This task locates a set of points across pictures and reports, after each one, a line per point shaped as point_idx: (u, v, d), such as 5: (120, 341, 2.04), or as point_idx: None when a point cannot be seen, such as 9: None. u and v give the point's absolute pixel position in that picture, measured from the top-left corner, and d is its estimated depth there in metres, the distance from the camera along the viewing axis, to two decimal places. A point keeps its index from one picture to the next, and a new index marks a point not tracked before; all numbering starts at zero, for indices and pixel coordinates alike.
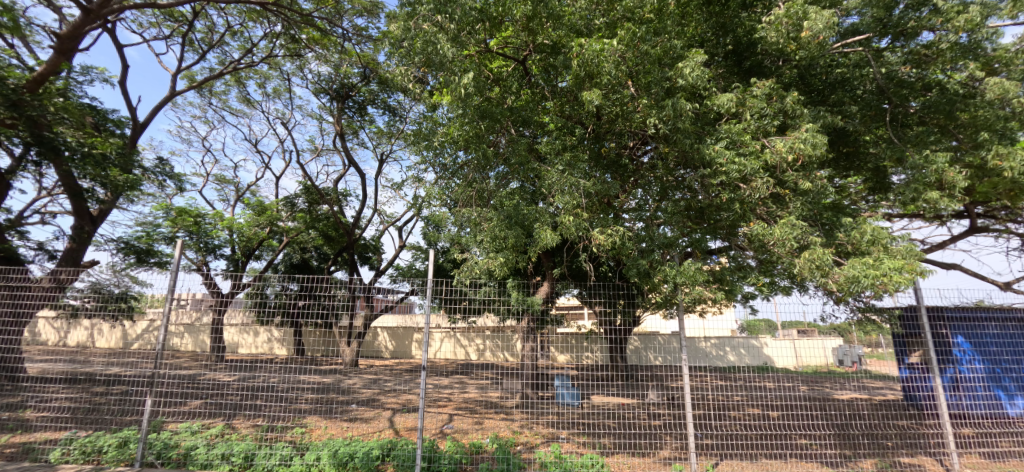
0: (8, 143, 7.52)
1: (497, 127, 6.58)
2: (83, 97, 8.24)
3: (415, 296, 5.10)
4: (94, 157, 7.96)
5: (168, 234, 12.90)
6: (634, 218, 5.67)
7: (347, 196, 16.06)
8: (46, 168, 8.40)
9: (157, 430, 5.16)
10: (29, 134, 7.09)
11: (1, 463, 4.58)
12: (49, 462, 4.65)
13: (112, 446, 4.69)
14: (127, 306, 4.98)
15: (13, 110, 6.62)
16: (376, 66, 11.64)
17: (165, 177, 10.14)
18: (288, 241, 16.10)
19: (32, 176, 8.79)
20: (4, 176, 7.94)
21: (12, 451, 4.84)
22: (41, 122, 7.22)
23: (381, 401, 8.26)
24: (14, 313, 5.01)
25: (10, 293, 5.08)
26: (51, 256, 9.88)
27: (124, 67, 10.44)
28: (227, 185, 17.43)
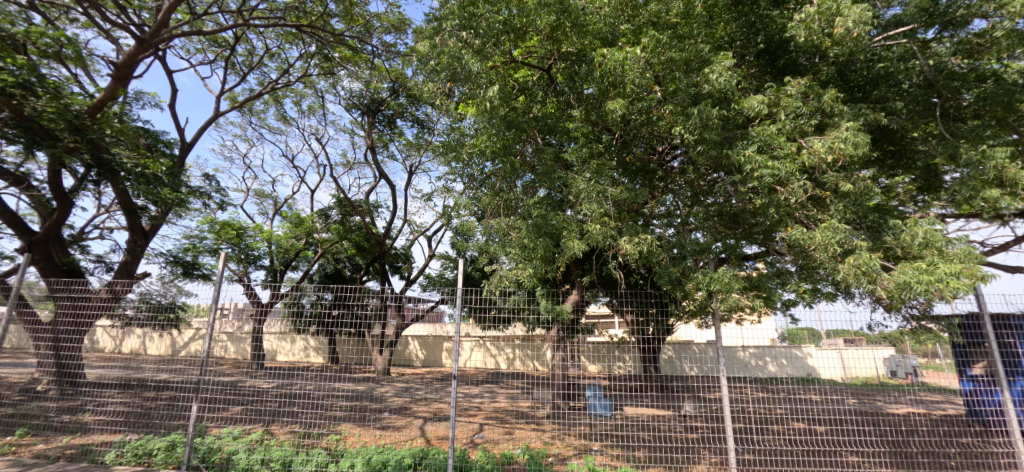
0: (70, 166, 8.11)
1: (524, 136, 6.68)
2: (136, 119, 8.76)
3: (444, 306, 5.15)
4: (147, 177, 8.57)
5: (213, 246, 13.49)
6: (664, 224, 5.54)
7: (378, 208, 16.43)
8: (104, 187, 8.98)
9: (201, 434, 5.37)
10: (91, 156, 7.62)
11: (62, 464, 4.86)
12: (104, 463, 4.88)
13: (161, 449, 4.92)
14: (176, 316, 5.30)
15: (76, 133, 7.14)
16: (404, 81, 11.91)
17: (211, 193, 10.70)
18: (323, 252, 16.62)
19: (91, 194, 9.38)
20: (68, 196, 8.52)
21: (72, 452, 5.14)
22: (100, 146, 7.76)
23: (413, 410, 8.30)
24: (75, 320, 5.34)
25: (72, 302, 5.39)
26: (109, 268, 10.53)
27: (173, 91, 11.08)
28: (266, 199, 18.24)
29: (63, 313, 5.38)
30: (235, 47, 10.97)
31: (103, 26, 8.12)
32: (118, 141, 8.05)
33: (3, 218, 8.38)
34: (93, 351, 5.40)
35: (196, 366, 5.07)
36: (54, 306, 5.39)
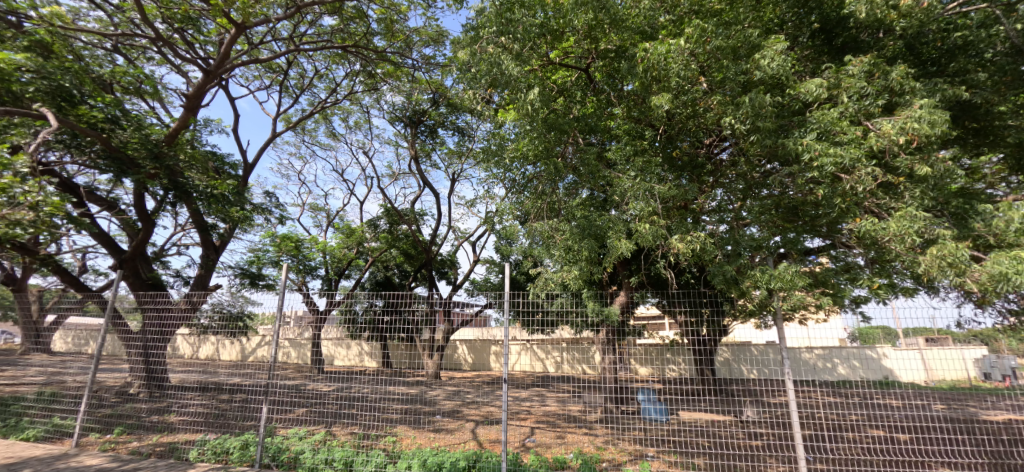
0: (152, 190, 8.87)
1: (566, 137, 6.63)
2: (205, 145, 9.47)
3: (491, 310, 5.21)
4: (216, 196, 9.23)
5: (275, 258, 14.31)
6: (716, 221, 5.38)
7: (424, 215, 16.82)
8: (180, 208, 9.73)
9: (270, 435, 5.69)
10: (168, 181, 8.34)
11: (153, 460, 5.30)
12: (188, 460, 5.27)
13: (236, 448, 5.23)
14: (244, 325, 5.73)
15: (156, 161, 7.93)
16: (444, 91, 12.17)
17: (272, 208, 11.37)
18: (373, 261, 17.24)
19: (170, 214, 10.20)
20: (151, 217, 9.30)
21: (161, 449, 5.59)
22: (175, 170, 8.45)
23: (464, 413, 8.41)
24: (160, 330, 5.81)
25: (157, 313, 5.86)
26: (186, 281, 11.39)
27: (235, 115, 11.90)
28: (320, 212, 19.17)
29: (149, 324, 5.87)
30: (287, 71, 11.63)
31: (174, 62, 8.85)
32: (191, 166, 8.86)
33: (99, 239, 9.28)
34: (177, 358, 5.86)
35: (264, 370, 5.38)
36: (142, 317, 5.89)
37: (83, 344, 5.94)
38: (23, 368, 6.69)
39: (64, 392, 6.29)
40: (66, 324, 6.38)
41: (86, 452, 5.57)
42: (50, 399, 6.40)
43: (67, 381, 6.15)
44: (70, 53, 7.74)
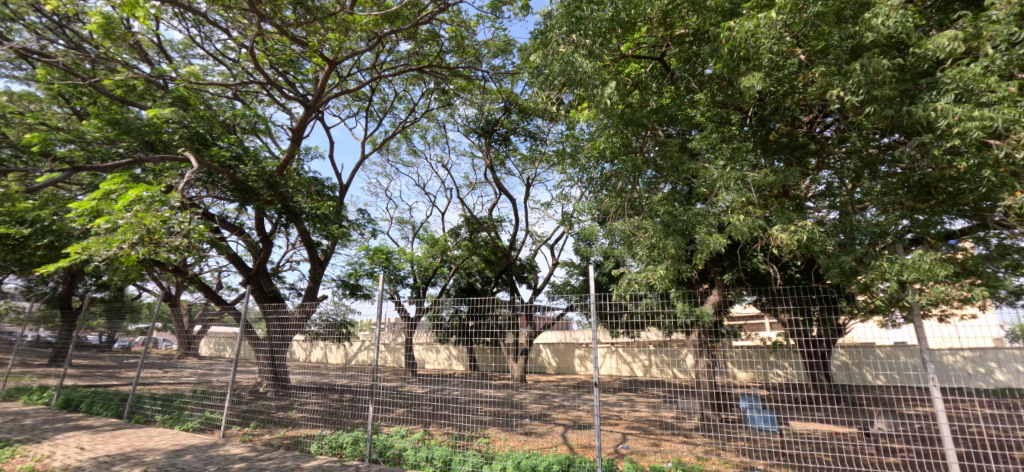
0: (267, 214, 9.99)
1: (644, 131, 6.36)
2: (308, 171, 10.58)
3: (573, 313, 5.15)
4: (320, 217, 10.21)
5: (369, 270, 15.36)
6: (825, 207, 4.85)
7: (501, 222, 17.10)
8: (291, 228, 10.81)
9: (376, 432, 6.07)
10: (282, 205, 9.51)
11: (281, 452, 5.91)
12: (309, 452, 5.80)
13: (349, 443, 5.68)
14: (348, 331, 6.14)
15: (272, 189, 9.32)
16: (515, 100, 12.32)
17: (364, 223, 12.24)
18: (456, 268, 17.88)
19: (283, 234, 11.38)
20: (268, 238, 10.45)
21: (287, 442, 6.26)
22: (287, 196, 9.56)
23: (552, 417, 8.36)
24: (282, 336, 6.58)
25: (279, 321, 6.66)
26: (298, 293, 12.61)
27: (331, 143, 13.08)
28: (406, 225, 20.30)
29: (274, 331, 6.69)
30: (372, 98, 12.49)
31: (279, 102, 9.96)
32: (298, 191, 10.25)
33: (230, 259, 10.60)
34: (295, 361, 6.65)
35: (367, 373, 5.81)
36: (268, 325, 6.77)
37: (222, 348, 6.81)
38: (177, 371, 7.83)
39: (211, 391, 7.25)
40: (213, 334, 7.25)
41: (227, 444, 6.32)
42: (201, 396, 7.32)
43: (211, 381, 7.07)
44: (197, 107, 9.42)
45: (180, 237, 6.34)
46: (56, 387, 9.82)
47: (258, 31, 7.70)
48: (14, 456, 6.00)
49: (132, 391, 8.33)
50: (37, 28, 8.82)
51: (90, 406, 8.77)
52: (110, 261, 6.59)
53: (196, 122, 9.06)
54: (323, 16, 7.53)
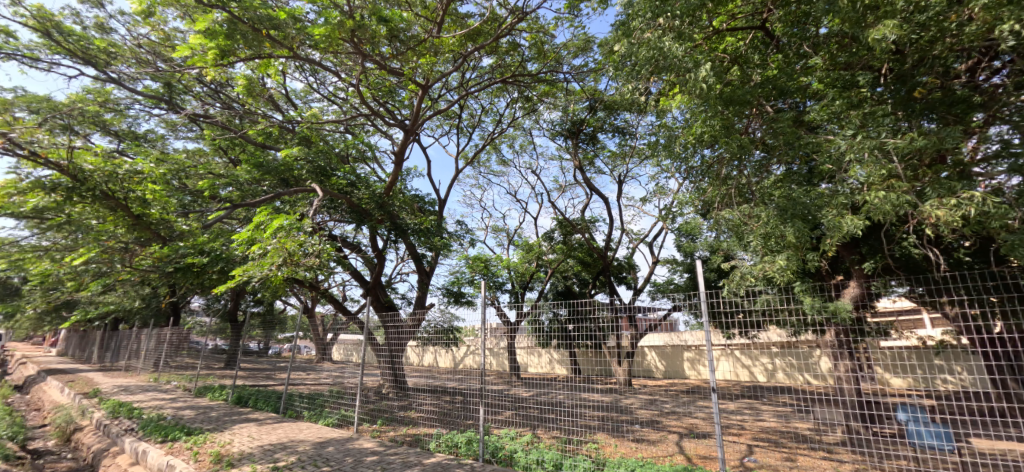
0: (379, 232, 10.89)
1: (747, 110, 5.71)
2: (411, 190, 11.43)
3: (680, 313, 4.76)
4: (424, 230, 10.90)
5: (470, 278, 15.95)
6: (1000, 171, 3.93)
7: (595, 222, 16.70)
8: (399, 243, 11.64)
9: (486, 433, 6.39)
10: (391, 224, 10.38)
11: (404, 450, 6.34)
12: (429, 450, 6.18)
13: (463, 442, 6.00)
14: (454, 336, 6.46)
15: (382, 209, 10.26)
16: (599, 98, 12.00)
17: (463, 233, 12.76)
18: (553, 272, 17.90)
19: (393, 249, 12.30)
20: (381, 253, 11.37)
21: (409, 439, 6.81)
22: (394, 213, 10.39)
23: (664, 424, 7.89)
24: (399, 341, 7.12)
25: (395, 329, 7.22)
26: (410, 302, 13.54)
27: (428, 161, 13.92)
28: (501, 232, 20.82)
29: (392, 338, 7.24)
30: (461, 113, 13.01)
31: (383, 130, 10.86)
32: (403, 209, 11.08)
33: (352, 274, 11.72)
34: (409, 365, 6.82)
35: (475, 376, 6.08)
36: (385, 333, 7.31)
37: (351, 353, 7.60)
38: (317, 373, 8.84)
39: (344, 391, 8.06)
40: (344, 340, 8.14)
41: (360, 439, 7.09)
42: (337, 395, 8.16)
43: (344, 382, 7.91)
44: (321, 143, 10.57)
45: (315, 257, 7.07)
46: (229, 387, 11.70)
47: (361, 70, 8.47)
48: (206, 441, 7.14)
49: (284, 390, 9.59)
50: (201, 95, 10.50)
51: (255, 402, 10.32)
52: (264, 279, 7.71)
53: (318, 155, 10.19)
54: (413, 46, 8.02)
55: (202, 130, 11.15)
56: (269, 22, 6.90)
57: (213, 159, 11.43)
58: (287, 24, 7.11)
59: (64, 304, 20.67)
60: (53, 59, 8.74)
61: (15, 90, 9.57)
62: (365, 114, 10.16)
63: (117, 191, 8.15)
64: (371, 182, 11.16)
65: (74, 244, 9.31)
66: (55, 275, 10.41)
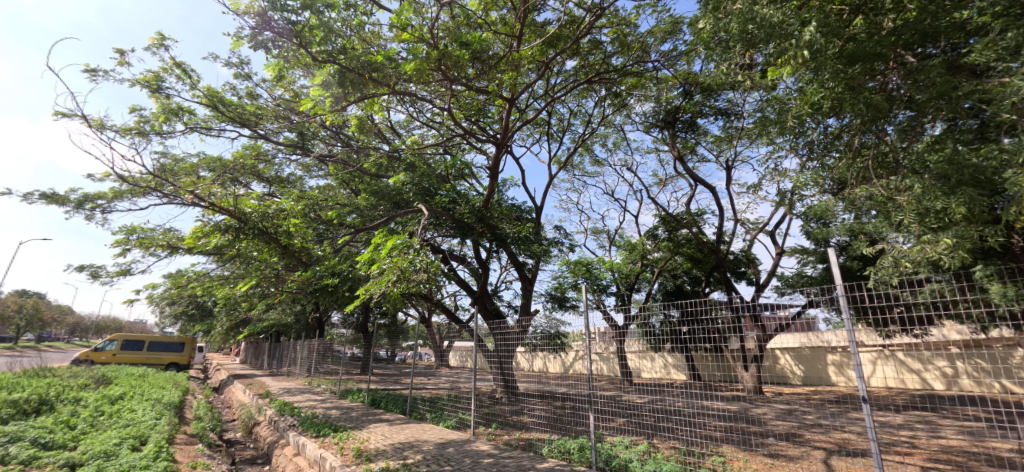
0: (481, 244, 11.29)
1: (879, 64, 4.84)
2: (509, 200, 11.69)
3: (816, 310, 4.12)
4: (523, 239, 11.03)
5: (573, 282, 15.78)
6: None
7: (703, 215, 15.48)
8: (501, 253, 11.93)
9: (600, 441, 6.17)
10: (491, 235, 10.69)
11: (519, 455, 6.40)
12: (542, 455, 6.17)
13: (575, 449, 5.86)
14: (563, 342, 6.34)
15: (481, 221, 10.62)
16: (694, 83, 11.07)
17: (562, 239, 12.67)
18: (660, 271, 17.00)
19: (496, 259, 12.65)
20: (485, 265, 11.77)
21: (523, 444, 6.88)
22: (493, 225, 10.69)
23: (807, 438, 6.92)
24: (507, 348, 7.22)
25: (502, 337, 7.33)
26: (516, 310, 13.79)
27: (522, 171, 14.15)
28: (601, 234, 20.34)
29: (500, 345, 7.38)
30: (549, 119, 13.01)
31: (478, 147, 11.23)
32: (502, 219, 11.34)
33: (460, 286, 12.28)
34: (521, 371, 6.76)
35: (584, 382, 5.87)
36: (494, 340, 7.48)
37: (466, 359, 7.95)
38: (436, 379, 9.40)
39: (460, 397, 8.42)
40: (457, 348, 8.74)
41: (477, 441, 7.32)
42: (453, 400, 8.55)
43: (460, 389, 8.27)
44: (426, 167, 11.17)
45: (423, 272, 7.47)
46: (364, 389, 12.94)
47: (451, 94, 8.84)
48: (349, 437, 7.90)
49: (408, 395, 10.34)
50: (327, 139, 11.58)
51: (386, 404, 11.29)
52: (382, 294, 8.37)
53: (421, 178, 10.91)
54: (496, 64, 8.16)
55: (328, 167, 12.51)
56: (368, 66, 7.53)
57: (339, 190, 12.68)
58: (383, 66, 7.70)
59: (240, 322, 24.79)
60: (220, 127, 10.51)
61: (195, 153, 11.53)
62: (458, 135, 10.66)
63: (270, 227, 9.80)
64: (469, 196, 11.63)
65: (240, 273, 11.07)
66: (230, 298, 12.50)
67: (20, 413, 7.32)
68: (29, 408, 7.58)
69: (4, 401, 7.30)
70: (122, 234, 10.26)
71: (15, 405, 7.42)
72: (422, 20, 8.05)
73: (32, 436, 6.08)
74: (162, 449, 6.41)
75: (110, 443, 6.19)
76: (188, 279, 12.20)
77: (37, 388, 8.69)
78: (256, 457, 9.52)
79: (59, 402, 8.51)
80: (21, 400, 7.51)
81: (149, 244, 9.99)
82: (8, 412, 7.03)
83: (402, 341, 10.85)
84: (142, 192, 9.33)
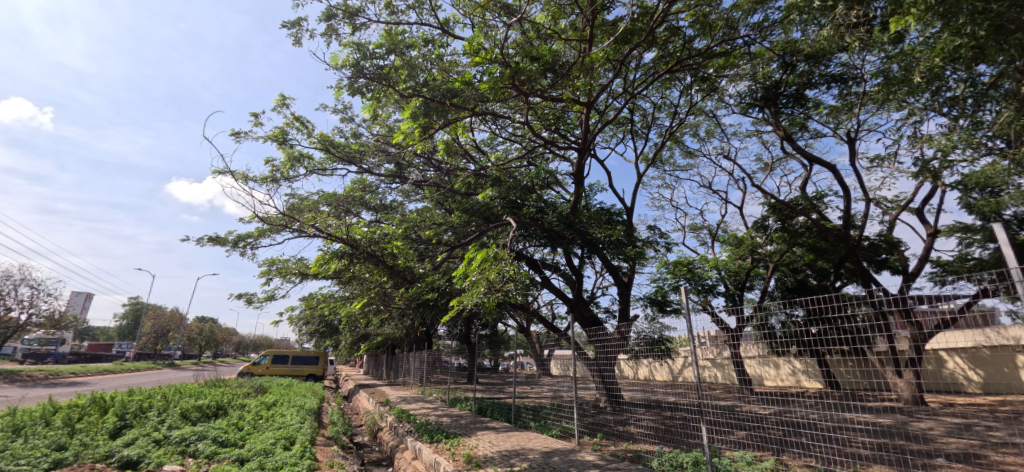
0: (573, 250, 11.13)
1: None
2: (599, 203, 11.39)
3: (991, 300, 3.32)
4: (616, 242, 10.66)
5: (674, 283, 14.87)
6: None
7: (822, 199, 13.71)
8: (595, 259, 11.63)
9: (718, 456, 5.62)
10: (583, 240, 10.48)
11: (629, 468, 6.08)
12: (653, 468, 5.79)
13: (690, 464, 5.40)
14: (667, 348, 5.70)
15: (571, 227, 10.47)
16: (797, 54, 9.88)
17: (658, 239, 12.02)
18: (775, 266, 15.35)
19: (591, 264, 12.36)
20: (579, 271, 11.55)
21: (631, 455, 6.55)
22: (584, 230, 10.48)
23: (991, 460, 5.63)
24: (607, 356, 6.92)
25: (602, 344, 7.06)
26: (616, 316, 13.32)
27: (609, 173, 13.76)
28: (702, 230, 18.97)
29: (600, 353, 7.10)
30: (633, 116, 12.52)
31: (561, 155, 11.14)
32: (593, 224, 11.08)
33: (556, 293, 12.19)
34: (624, 379, 6.40)
35: (694, 390, 5.39)
36: (594, 348, 7.22)
37: (566, 367, 7.79)
38: (538, 388, 9.37)
39: (562, 406, 8.28)
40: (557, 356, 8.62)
41: (583, 451, 7.13)
42: (557, 408, 8.42)
43: (562, 397, 8.14)
44: (513, 180, 11.33)
45: (514, 282, 7.50)
46: (471, 398, 13.33)
47: (529, 106, 8.88)
48: (460, 443, 8.15)
49: (513, 403, 10.44)
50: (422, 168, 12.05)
51: (492, 412, 11.52)
52: (478, 305, 8.59)
53: (508, 191, 11.08)
54: (572, 68, 8.08)
55: (423, 191, 13.25)
56: (449, 93, 7.84)
57: (436, 210, 13.38)
58: (463, 91, 7.99)
59: (361, 337, 27.23)
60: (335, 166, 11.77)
61: (317, 190, 12.98)
62: (539, 145, 10.67)
63: (378, 250, 10.34)
64: (557, 203, 11.58)
65: (357, 293, 12.13)
66: (352, 316, 13.77)
67: (203, 416, 8.70)
68: (210, 412, 9.01)
69: (192, 405, 8.74)
70: (266, 266, 11.87)
71: (200, 409, 8.85)
72: (494, 41, 8.23)
73: (214, 435, 7.18)
74: (309, 449, 7.16)
75: (269, 442, 7.08)
76: (318, 301, 13.67)
77: (213, 395, 10.30)
78: (379, 460, 10.23)
79: (230, 407, 9.99)
80: (203, 405, 8.93)
81: (285, 272, 11.41)
82: (195, 416, 8.40)
83: (503, 350, 11.02)
84: (278, 228, 10.51)
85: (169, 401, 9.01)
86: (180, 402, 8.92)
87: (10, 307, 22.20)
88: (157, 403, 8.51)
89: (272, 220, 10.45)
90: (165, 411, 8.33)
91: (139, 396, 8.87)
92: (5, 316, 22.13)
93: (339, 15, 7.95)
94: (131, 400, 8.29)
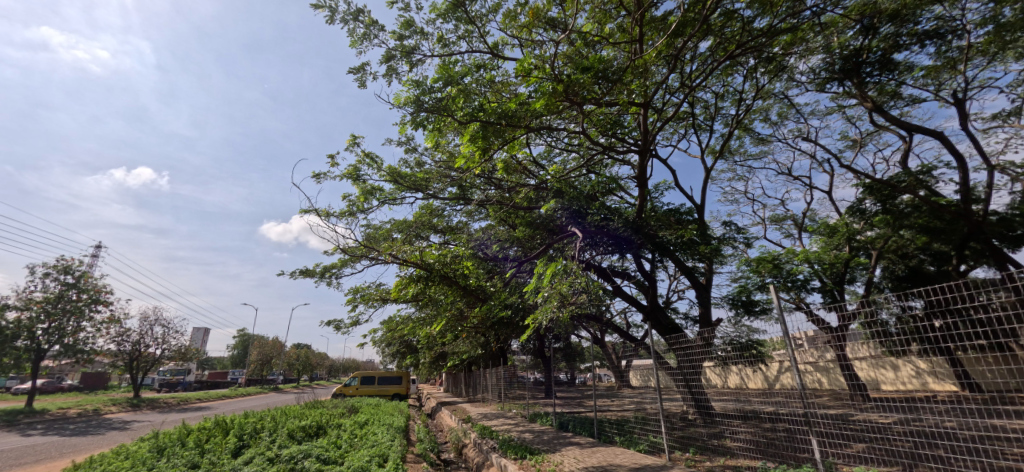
0: (644, 255, 10.74)
1: None
2: (666, 204, 11.07)
3: None
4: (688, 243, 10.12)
5: (760, 281, 13.73)
6: None
7: (928, 173, 12.09)
8: (667, 261, 11.11)
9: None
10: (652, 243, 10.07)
11: None
12: None
13: None
14: (758, 352, 5.34)
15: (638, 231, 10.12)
16: (879, 16, 8.88)
17: (736, 235, 11.19)
18: (879, 253, 13.68)
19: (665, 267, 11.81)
20: (651, 276, 11.10)
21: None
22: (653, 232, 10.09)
23: None
24: (691, 364, 6.42)
25: (684, 353, 6.61)
26: (697, 320, 12.52)
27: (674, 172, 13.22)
28: (785, 221, 17.48)
29: (683, 362, 6.65)
30: (695, 109, 11.92)
31: (620, 159, 10.84)
32: (661, 226, 10.58)
33: (630, 300, 11.73)
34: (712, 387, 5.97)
35: (795, 398, 4.83)
36: (676, 357, 6.78)
37: (647, 378, 7.36)
38: (620, 400, 8.97)
39: (648, 419, 7.80)
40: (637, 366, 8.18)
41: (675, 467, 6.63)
42: (643, 421, 7.95)
43: (647, 409, 7.68)
44: (574, 189, 11.16)
45: (583, 294, 7.27)
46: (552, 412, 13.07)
47: (584, 114, 8.69)
48: (544, 460, 7.97)
49: (596, 417, 10.05)
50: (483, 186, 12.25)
51: (574, 427, 11.21)
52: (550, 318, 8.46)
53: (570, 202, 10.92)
54: (624, 72, 7.83)
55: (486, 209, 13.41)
56: (504, 114, 7.94)
57: (499, 226, 13.50)
58: (517, 109, 8.03)
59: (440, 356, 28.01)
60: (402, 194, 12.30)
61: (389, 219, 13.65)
62: (597, 152, 10.44)
63: (450, 271, 10.65)
64: (621, 209, 11.23)
65: (432, 314, 12.50)
66: (430, 335, 14.19)
67: (306, 436, 9.33)
68: (312, 431, 9.61)
69: (297, 426, 9.40)
70: (352, 294, 12.65)
71: (303, 429, 9.50)
72: (543, 57, 8.23)
73: (317, 453, 7.61)
74: (402, 466, 7.37)
75: (365, 460, 7.38)
76: (397, 323, 14.25)
77: (314, 416, 11.05)
78: None
79: (329, 427, 10.61)
80: (306, 425, 9.57)
81: (367, 299, 12.03)
82: (300, 435, 9.02)
83: (580, 362, 10.73)
84: (356, 257, 11.13)
85: (278, 422, 9.76)
86: (287, 423, 9.63)
87: (148, 344, 25.42)
88: (267, 425, 9.24)
89: (351, 251, 11.09)
90: (274, 432, 9.02)
91: (253, 418, 9.71)
92: (144, 351, 25.36)
93: (398, 55, 8.35)
94: (247, 423, 9.08)
